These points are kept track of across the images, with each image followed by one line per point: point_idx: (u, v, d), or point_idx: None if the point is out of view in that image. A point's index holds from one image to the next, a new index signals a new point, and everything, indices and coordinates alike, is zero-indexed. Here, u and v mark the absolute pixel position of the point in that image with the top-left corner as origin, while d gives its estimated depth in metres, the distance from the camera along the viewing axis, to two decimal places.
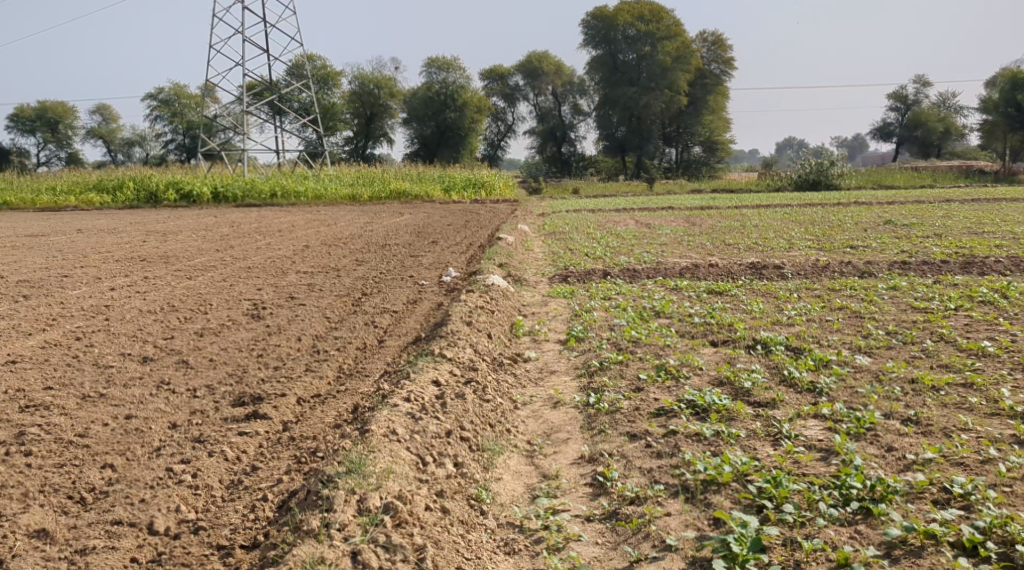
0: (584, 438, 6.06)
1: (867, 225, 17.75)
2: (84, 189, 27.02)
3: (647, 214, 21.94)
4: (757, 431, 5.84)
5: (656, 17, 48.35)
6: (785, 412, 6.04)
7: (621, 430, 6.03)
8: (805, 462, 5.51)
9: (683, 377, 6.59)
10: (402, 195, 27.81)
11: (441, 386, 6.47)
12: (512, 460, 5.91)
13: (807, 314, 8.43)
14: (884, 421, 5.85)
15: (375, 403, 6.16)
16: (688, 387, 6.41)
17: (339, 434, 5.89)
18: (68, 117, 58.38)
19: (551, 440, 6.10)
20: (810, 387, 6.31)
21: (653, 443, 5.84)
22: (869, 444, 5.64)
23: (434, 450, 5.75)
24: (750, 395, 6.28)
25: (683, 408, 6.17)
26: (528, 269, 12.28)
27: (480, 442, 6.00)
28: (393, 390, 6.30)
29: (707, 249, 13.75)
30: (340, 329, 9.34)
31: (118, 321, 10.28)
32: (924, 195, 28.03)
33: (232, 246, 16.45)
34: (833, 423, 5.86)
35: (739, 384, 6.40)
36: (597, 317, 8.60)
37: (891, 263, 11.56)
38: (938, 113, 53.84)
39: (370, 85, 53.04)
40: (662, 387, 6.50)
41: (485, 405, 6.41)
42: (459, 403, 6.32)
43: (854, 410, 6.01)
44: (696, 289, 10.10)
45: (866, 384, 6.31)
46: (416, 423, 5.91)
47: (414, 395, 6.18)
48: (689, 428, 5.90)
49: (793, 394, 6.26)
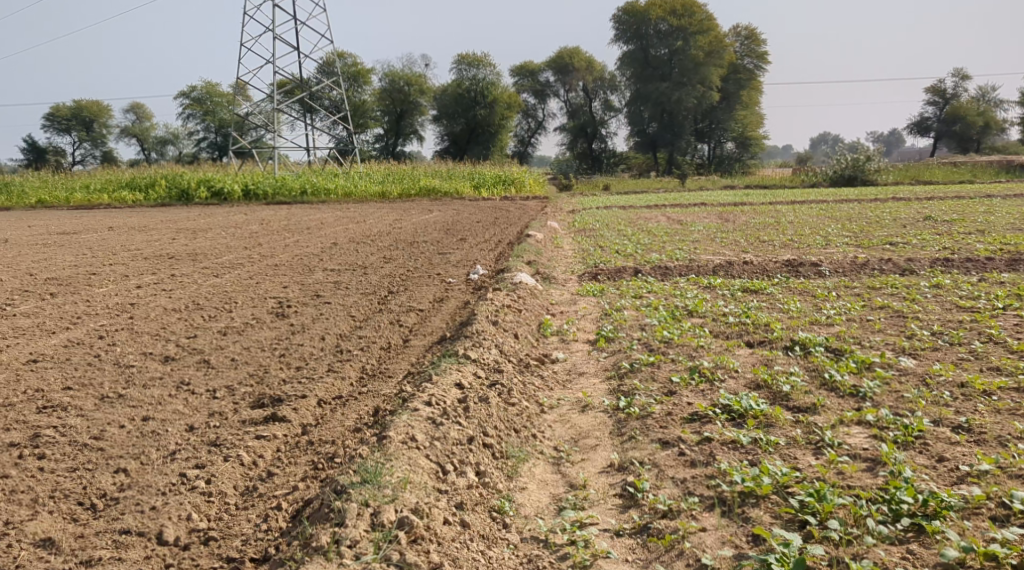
0: (613, 445, 5.81)
1: (906, 221, 17.33)
2: (117, 187, 27.13)
3: (680, 211, 21.63)
4: (797, 439, 5.57)
5: (689, 11, 47.47)
6: (827, 418, 5.76)
7: (652, 437, 5.78)
8: (849, 473, 5.24)
9: (718, 381, 6.31)
10: (432, 192, 27.63)
11: (464, 388, 6.24)
12: (538, 468, 5.68)
13: (847, 313, 8.12)
14: (934, 428, 5.56)
15: (396, 407, 5.95)
16: (723, 390, 6.13)
17: (357, 439, 5.69)
18: (103, 116, 58.90)
19: (578, 446, 5.86)
20: (853, 391, 6.02)
21: (686, 451, 5.58)
22: (918, 453, 5.37)
23: (455, 458, 5.55)
24: (789, 400, 6.00)
25: (718, 413, 5.90)
26: (557, 266, 12.05)
27: (504, 448, 5.79)
28: (415, 394, 6.08)
29: (741, 246, 13.45)
30: (365, 328, 9.16)
31: (143, 319, 10.18)
32: (964, 191, 27.42)
33: (260, 243, 16.35)
34: (878, 430, 5.57)
35: (777, 387, 6.12)
36: (627, 317, 8.35)
37: (933, 260, 11.20)
38: (977, 107, 52.86)
39: (401, 82, 52.65)
40: (695, 391, 6.24)
41: (510, 409, 6.18)
42: (483, 407, 6.09)
43: (900, 416, 5.71)
44: (730, 286, 9.82)
45: (913, 388, 6.00)
46: (437, 429, 5.70)
47: (436, 399, 5.95)
48: (724, 435, 5.65)
49: (835, 398, 5.98)
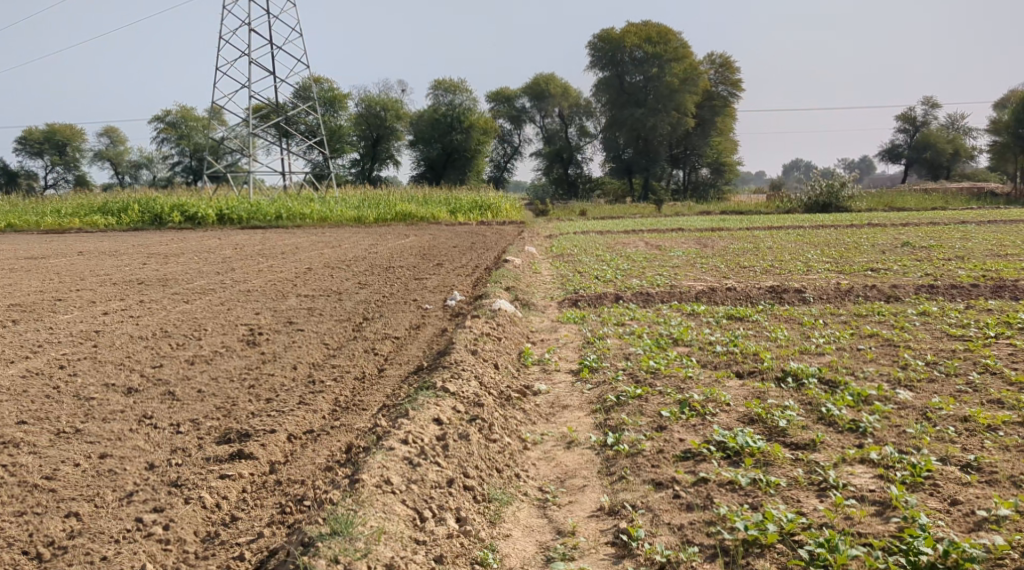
0: (603, 486, 5.51)
1: (885, 247, 17.22)
2: (89, 211, 26.63)
3: (657, 236, 21.46)
4: (799, 479, 5.30)
5: (664, 38, 47.79)
6: (828, 456, 5.50)
7: (644, 477, 5.48)
8: (859, 519, 4.97)
9: (710, 415, 6.04)
10: (408, 217, 27.31)
11: (442, 425, 5.92)
12: (523, 513, 5.36)
13: (836, 342, 7.89)
14: (942, 467, 5.31)
15: (370, 444, 5.63)
16: (716, 426, 5.86)
17: (329, 479, 5.36)
18: (76, 139, 58.27)
19: (565, 487, 5.56)
20: (851, 427, 5.76)
21: (681, 493, 5.29)
22: (929, 496, 5.11)
23: (434, 503, 5.23)
24: (786, 436, 5.73)
25: (713, 451, 5.63)
26: (536, 293, 11.78)
27: (486, 491, 5.47)
28: (390, 429, 5.75)
29: (721, 272, 13.23)
30: (338, 357, 8.81)
31: (107, 348, 9.79)
32: (937, 217, 27.46)
33: (233, 269, 15.97)
34: (883, 470, 5.31)
35: (773, 422, 5.86)
36: (610, 345, 8.07)
37: (917, 287, 11.03)
38: (948, 135, 53.34)
39: (377, 107, 52.92)
40: (686, 426, 5.96)
41: (491, 446, 5.88)
42: (463, 445, 5.79)
43: (906, 454, 5.46)
44: (714, 314, 9.58)
45: (914, 423, 5.75)
46: (414, 471, 5.38)
47: (412, 437, 5.63)
48: (722, 476, 5.37)
49: (835, 435, 5.71)
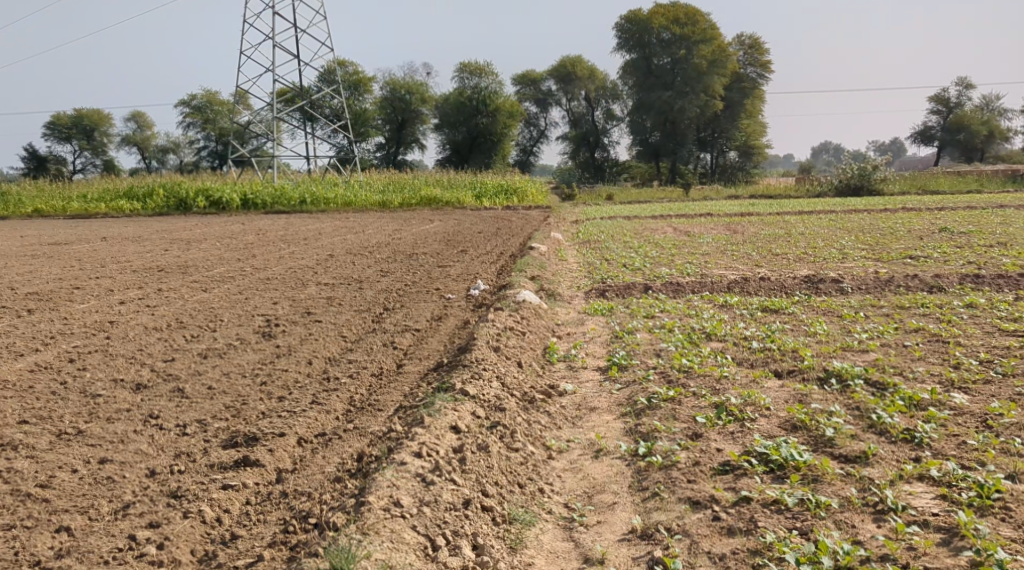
0: (635, 504, 5.14)
1: (922, 232, 16.68)
2: (115, 197, 26.47)
3: (686, 221, 20.96)
4: (852, 499, 4.90)
5: (692, 20, 46.70)
6: (882, 472, 5.08)
7: (681, 496, 5.09)
8: (924, 550, 4.58)
9: (750, 422, 5.64)
10: (433, 202, 26.95)
11: (460, 434, 5.57)
12: (547, 535, 4.99)
13: (880, 337, 7.43)
14: (1013, 487, 4.89)
15: (382, 455, 5.30)
16: (757, 436, 5.47)
17: (337, 494, 5.04)
18: (103, 124, 58.29)
19: (594, 505, 5.18)
20: (906, 437, 5.35)
21: (721, 515, 4.91)
22: (1001, 523, 4.69)
23: (450, 527, 4.89)
24: (834, 447, 5.32)
25: (755, 464, 5.23)
26: (562, 282, 11.39)
27: (507, 511, 5.11)
28: (403, 439, 5.42)
29: (753, 260, 12.76)
30: (355, 351, 8.47)
31: (120, 340, 9.50)
32: (973, 201, 26.71)
33: (254, 255, 15.69)
34: (946, 491, 4.90)
35: (819, 432, 5.45)
36: (640, 341, 7.67)
37: (961, 276, 10.50)
38: (982, 116, 52.16)
39: (402, 91, 52.39)
40: (724, 434, 5.56)
41: (512, 457, 5.52)
42: (482, 457, 5.44)
43: (970, 471, 5.04)
44: (748, 305, 9.14)
45: (976, 433, 5.33)
46: (426, 490, 5.05)
47: (427, 449, 5.29)
48: (767, 496, 4.97)
49: (887, 446, 5.30)
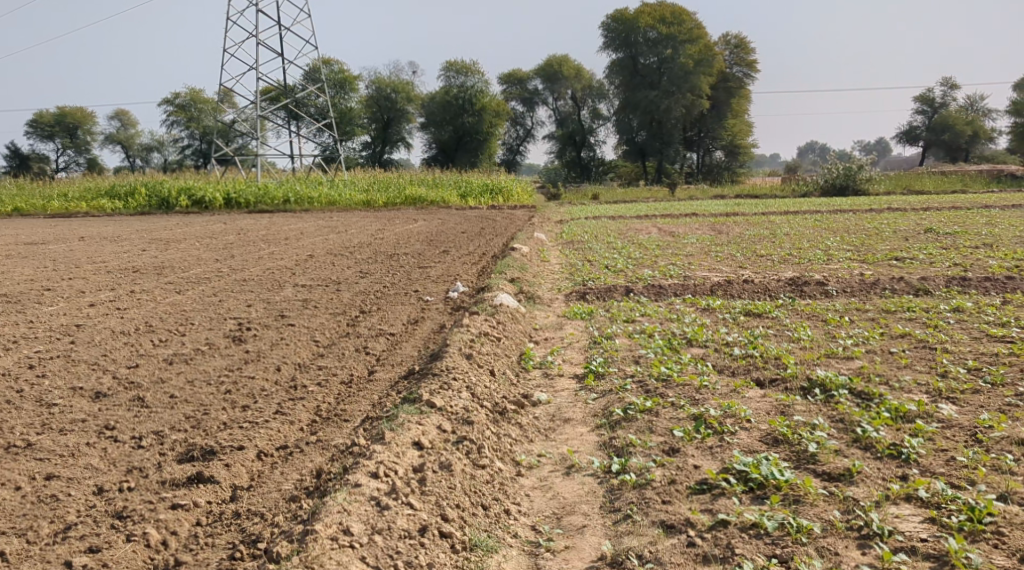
0: (606, 527, 4.92)
1: (908, 233, 16.52)
2: (96, 196, 26.04)
3: (670, 221, 20.75)
4: (835, 523, 4.69)
5: (677, 19, 46.94)
6: (868, 493, 4.87)
7: (654, 519, 4.87)
8: None
9: (730, 435, 5.42)
10: (418, 202, 26.68)
11: (424, 450, 5.36)
12: (511, 563, 4.76)
13: (865, 344, 7.20)
14: (1005, 510, 4.69)
15: (339, 474, 5.12)
16: (736, 451, 5.24)
17: (288, 518, 4.90)
18: (87, 122, 57.69)
19: (563, 528, 4.95)
20: (892, 452, 5.14)
21: (696, 541, 4.69)
22: (993, 550, 4.49)
23: (407, 556, 4.68)
24: (818, 464, 5.11)
25: (733, 483, 5.01)
26: (542, 284, 11.13)
27: (469, 537, 4.88)
28: (362, 457, 5.22)
29: (737, 262, 12.54)
30: (326, 357, 8.19)
31: (85, 344, 9.19)
32: (958, 201, 26.58)
33: (232, 256, 15.38)
34: (935, 514, 4.69)
35: (801, 446, 5.23)
36: (619, 347, 7.42)
37: (948, 279, 10.30)
38: (967, 116, 52.15)
39: (387, 89, 52.08)
40: (702, 448, 5.34)
41: (478, 475, 5.29)
42: (445, 477, 5.22)
43: (960, 491, 4.84)
44: (731, 309, 8.92)
45: (965, 450, 5.12)
46: (381, 516, 4.85)
47: (386, 470, 5.09)
48: (745, 520, 4.75)
49: (873, 463, 5.08)
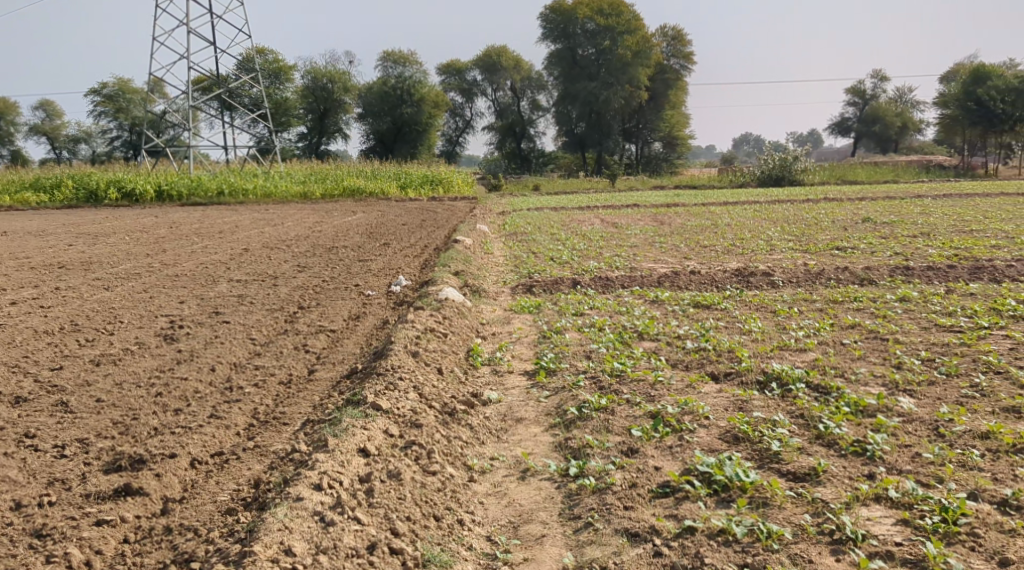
0: (568, 536, 4.73)
1: (846, 222, 16.65)
2: (20, 188, 25.02)
3: (611, 213, 20.64)
4: (806, 528, 4.57)
5: (616, 10, 46.76)
6: (836, 494, 4.77)
7: (618, 527, 4.70)
8: None
9: (690, 435, 5.27)
10: (356, 194, 26.22)
11: (370, 457, 5.13)
12: None
13: (817, 335, 7.11)
14: (977, 509, 4.62)
15: (279, 486, 4.87)
16: (698, 452, 5.11)
17: (224, 535, 4.64)
18: (10, 113, 55.75)
19: (521, 538, 4.76)
20: (857, 450, 5.05)
21: (663, 551, 4.53)
22: (971, 553, 4.41)
23: None
24: (784, 465, 4.99)
25: (698, 486, 4.87)
26: (487, 277, 10.90)
27: (422, 551, 4.64)
28: (304, 466, 4.98)
29: (681, 253, 12.45)
30: (263, 356, 7.85)
31: (5, 346, 8.69)
32: (892, 191, 26.91)
33: (164, 250, 14.82)
34: (908, 516, 4.61)
35: (763, 445, 5.12)
36: (569, 341, 7.22)
37: (891, 268, 10.32)
38: (897, 108, 53.20)
39: (324, 80, 51.21)
40: (663, 448, 5.20)
41: (428, 483, 5.06)
42: (394, 486, 4.99)
43: (929, 490, 4.76)
44: (680, 301, 8.79)
45: (930, 446, 5.05)
46: (326, 532, 4.60)
47: (332, 481, 4.85)
48: (714, 526, 4.61)
49: (837, 462, 5.00)
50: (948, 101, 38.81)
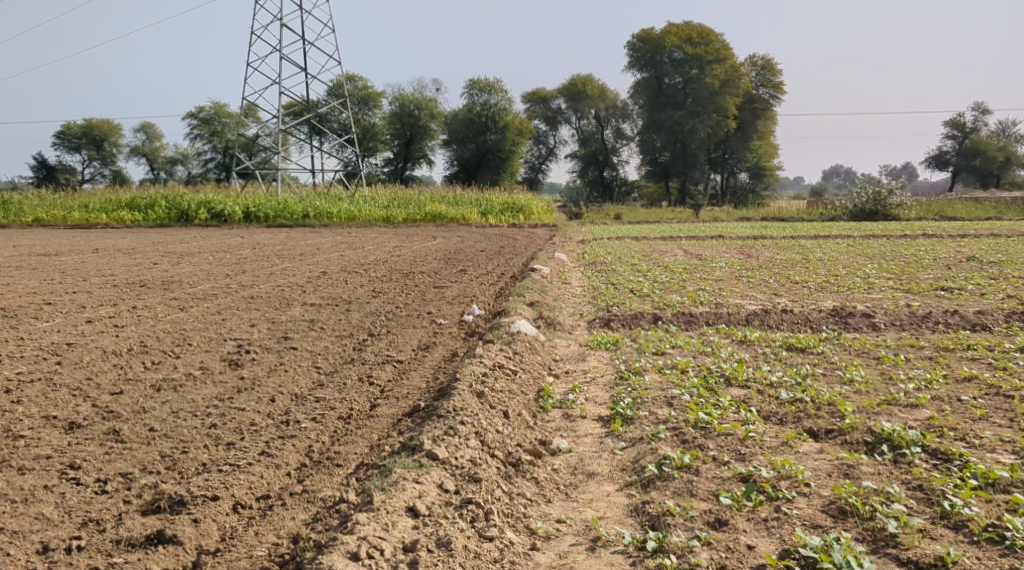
0: None
1: (949, 261, 15.68)
2: (116, 207, 25.42)
3: (696, 244, 19.96)
4: None
5: (705, 41, 46.07)
6: None
7: None
8: None
9: (789, 508, 4.92)
10: (438, 219, 26.02)
11: (421, 517, 4.87)
12: None
13: (929, 388, 6.38)
14: None
15: (315, 549, 4.67)
16: (801, 530, 4.75)
17: None
18: (113, 134, 57.57)
19: None
20: (996, 537, 4.65)
21: None
22: None
23: None
24: (903, 550, 4.62)
25: None
26: (563, 308, 10.38)
27: None
28: (343, 528, 4.76)
29: (771, 288, 11.78)
30: (325, 388, 7.42)
31: (72, 366, 8.47)
32: (995, 229, 25.54)
33: (244, 271, 14.72)
34: None
35: (878, 525, 4.75)
36: (649, 386, 6.59)
37: (1006, 312, 9.48)
38: (998, 142, 51.01)
39: (410, 106, 51.50)
40: (756, 523, 4.85)
41: (484, 551, 4.76)
42: (446, 555, 4.70)
43: None
44: (771, 343, 8.11)
45: None
46: None
47: (380, 547, 4.64)
48: None
49: (970, 551, 4.59)
50: None
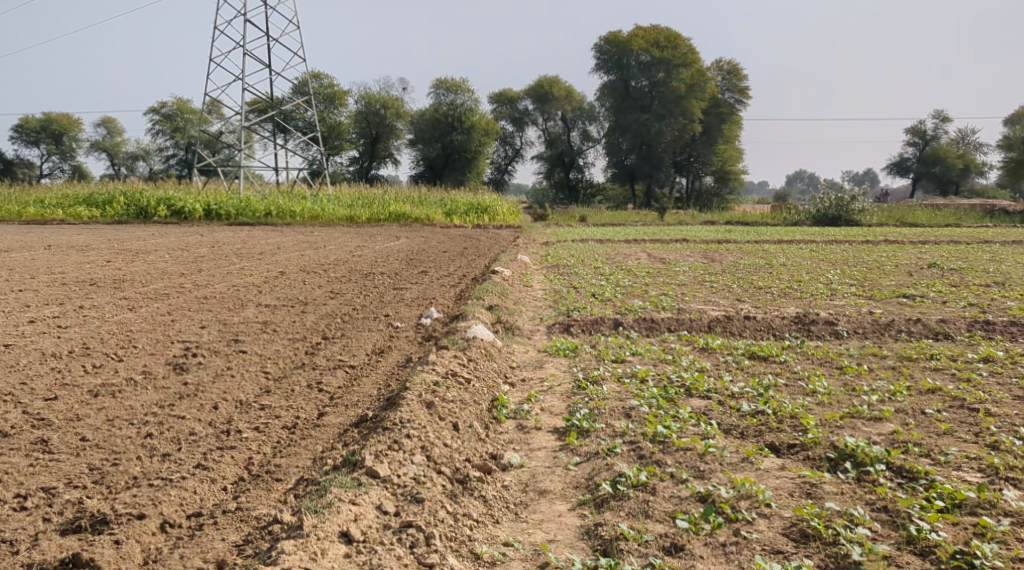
0: None
1: (910, 267, 15.64)
2: (72, 203, 24.77)
3: (660, 247, 19.82)
4: None
5: (672, 44, 46.21)
6: None
7: None
8: None
9: (747, 531, 4.73)
10: (402, 218, 25.68)
11: (358, 543, 4.69)
12: None
13: (893, 401, 6.20)
14: None
15: None
16: (759, 557, 4.57)
17: None
18: (73, 129, 56.45)
19: None
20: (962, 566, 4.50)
21: None
22: None
23: None
24: None
25: None
26: (522, 312, 10.14)
27: None
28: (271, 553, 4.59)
29: (734, 294, 11.62)
30: (273, 395, 7.09)
31: (7, 369, 8.05)
32: (955, 235, 25.67)
33: (200, 270, 14.33)
34: None
35: (839, 551, 4.58)
36: (607, 395, 6.36)
37: (969, 321, 9.36)
38: (958, 149, 51.60)
39: (376, 105, 51.06)
40: (712, 548, 4.65)
41: None
42: None
43: None
44: (733, 352, 7.93)
45: None
46: None
47: None
48: None
49: None
50: (1014, 144, 37.12)
